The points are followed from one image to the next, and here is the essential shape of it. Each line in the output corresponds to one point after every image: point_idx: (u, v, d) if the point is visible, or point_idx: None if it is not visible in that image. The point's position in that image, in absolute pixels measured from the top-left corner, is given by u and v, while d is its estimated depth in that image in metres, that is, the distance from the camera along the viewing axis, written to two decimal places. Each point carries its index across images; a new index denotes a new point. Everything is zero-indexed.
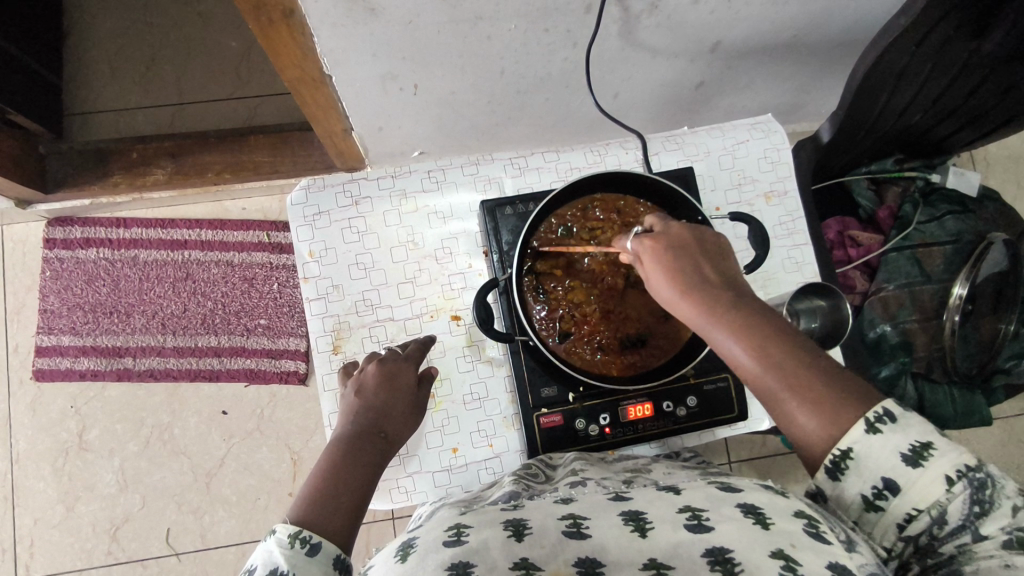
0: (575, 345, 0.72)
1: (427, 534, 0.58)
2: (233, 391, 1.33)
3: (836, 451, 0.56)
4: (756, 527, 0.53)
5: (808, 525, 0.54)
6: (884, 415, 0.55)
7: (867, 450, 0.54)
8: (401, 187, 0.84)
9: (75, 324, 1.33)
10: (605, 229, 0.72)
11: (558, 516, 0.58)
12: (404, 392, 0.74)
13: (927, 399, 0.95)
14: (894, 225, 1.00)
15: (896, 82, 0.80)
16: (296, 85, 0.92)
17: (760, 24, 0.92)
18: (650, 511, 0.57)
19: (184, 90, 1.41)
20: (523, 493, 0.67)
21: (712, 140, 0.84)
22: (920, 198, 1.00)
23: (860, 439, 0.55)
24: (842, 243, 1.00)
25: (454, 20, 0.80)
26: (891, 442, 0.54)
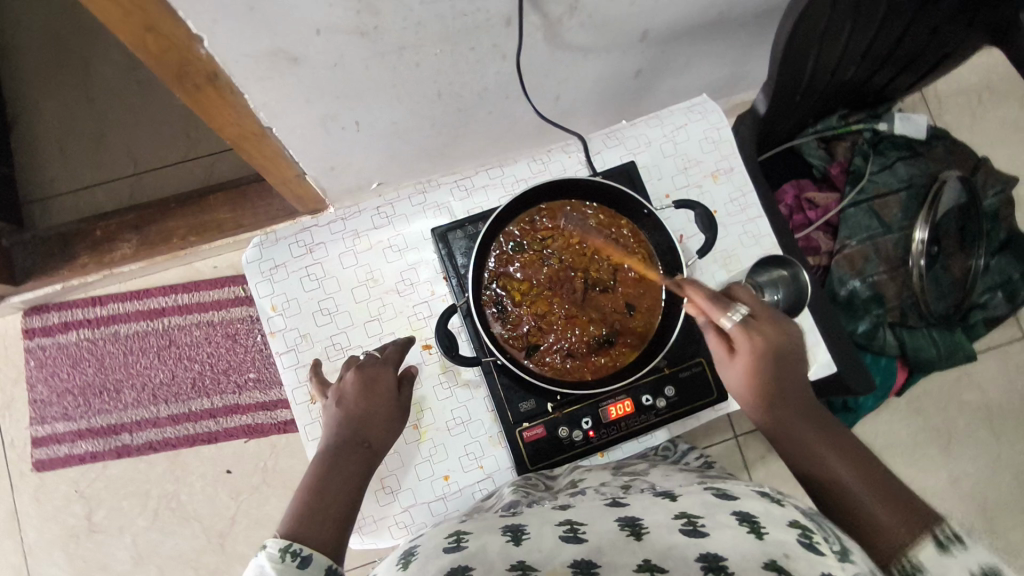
0: (544, 356, 0.71)
1: (426, 542, 0.60)
2: (234, 448, 1.33)
3: (905, 562, 0.56)
4: (750, 535, 0.54)
5: (803, 535, 0.55)
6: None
7: (941, 568, 0.53)
8: (352, 227, 0.84)
9: (67, 410, 1.34)
10: (555, 237, 0.72)
11: (556, 522, 0.59)
12: (382, 399, 0.73)
13: (908, 346, 0.95)
14: (849, 180, 1.01)
15: (823, 44, 0.81)
16: (239, 143, 0.93)
17: (682, 7, 0.93)
18: (645, 517, 0.58)
19: (136, 159, 1.42)
20: (523, 500, 0.68)
21: (651, 130, 0.84)
22: (869, 149, 1.02)
23: (934, 558, 0.54)
24: (800, 207, 1.02)
25: (378, 54, 0.81)
26: (963, 562, 0.52)
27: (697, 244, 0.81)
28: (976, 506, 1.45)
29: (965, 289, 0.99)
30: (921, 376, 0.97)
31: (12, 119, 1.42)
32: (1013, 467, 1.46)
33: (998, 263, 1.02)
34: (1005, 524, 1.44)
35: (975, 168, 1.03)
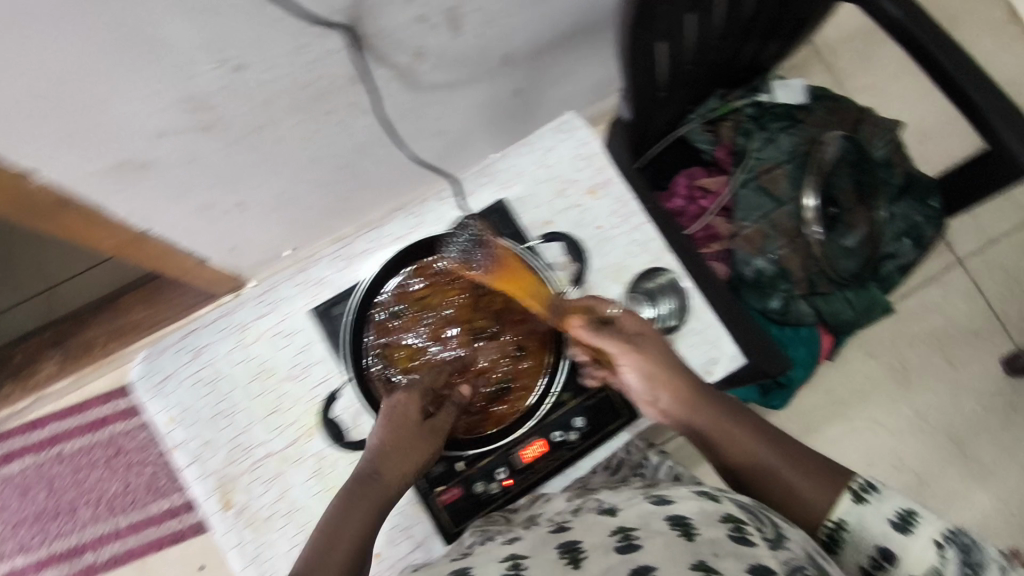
0: (436, 413, 0.78)
1: None
2: (202, 543, 1.30)
3: (829, 523, 0.69)
4: (680, 539, 0.56)
5: (731, 530, 0.57)
6: (869, 489, 0.69)
7: (859, 517, 0.68)
8: (236, 326, 0.89)
9: (25, 541, 1.30)
10: (430, 297, 0.82)
11: (499, 559, 0.60)
12: (406, 443, 0.74)
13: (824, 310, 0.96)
14: (736, 161, 1.02)
15: (668, 39, 0.79)
16: (124, 252, 0.92)
17: (533, 26, 0.93)
18: (583, 539, 0.60)
19: (49, 274, 1.44)
20: (480, 540, 0.70)
21: (522, 159, 0.88)
22: (752, 125, 1.02)
23: (851, 508, 0.68)
24: (693, 195, 1.02)
25: (230, 140, 0.80)
26: (880, 510, 0.67)
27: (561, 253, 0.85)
28: (947, 438, 1.46)
29: (875, 244, 1.00)
30: (845, 338, 0.98)
31: None
32: (974, 391, 1.48)
33: (901, 210, 1.03)
34: (976, 446, 1.46)
35: (858, 122, 1.04)
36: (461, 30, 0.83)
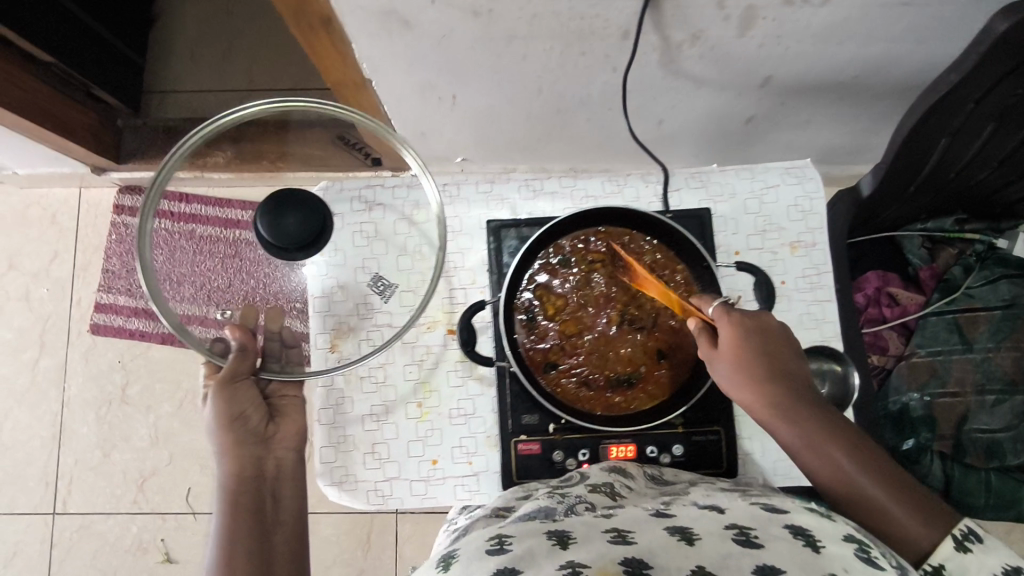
0: (559, 377, 0.68)
1: (467, 543, 0.54)
2: None
3: (926, 564, 0.52)
4: (805, 548, 0.49)
5: (858, 550, 0.50)
6: (971, 532, 0.53)
7: (960, 567, 0.52)
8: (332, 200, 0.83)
9: (131, 287, 1.42)
10: (604, 262, 0.69)
11: (602, 529, 0.53)
12: (788, 368, 0.61)
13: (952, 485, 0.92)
14: (939, 288, 0.96)
15: (953, 140, 0.74)
16: (338, 87, 0.94)
17: (817, 63, 0.86)
18: (577, 529, 0.53)
19: (255, 78, 1.45)
20: (556, 507, 0.59)
21: (739, 182, 0.79)
22: (975, 262, 0.96)
23: (951, 555, 0.52)
24: (879, 300, 0.97)
25: (486, 36, 0.78)
26: (985, 564, 0.51)
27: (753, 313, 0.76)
28: None
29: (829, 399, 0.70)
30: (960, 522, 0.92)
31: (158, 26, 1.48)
32: None
33: None
34: None
35: None
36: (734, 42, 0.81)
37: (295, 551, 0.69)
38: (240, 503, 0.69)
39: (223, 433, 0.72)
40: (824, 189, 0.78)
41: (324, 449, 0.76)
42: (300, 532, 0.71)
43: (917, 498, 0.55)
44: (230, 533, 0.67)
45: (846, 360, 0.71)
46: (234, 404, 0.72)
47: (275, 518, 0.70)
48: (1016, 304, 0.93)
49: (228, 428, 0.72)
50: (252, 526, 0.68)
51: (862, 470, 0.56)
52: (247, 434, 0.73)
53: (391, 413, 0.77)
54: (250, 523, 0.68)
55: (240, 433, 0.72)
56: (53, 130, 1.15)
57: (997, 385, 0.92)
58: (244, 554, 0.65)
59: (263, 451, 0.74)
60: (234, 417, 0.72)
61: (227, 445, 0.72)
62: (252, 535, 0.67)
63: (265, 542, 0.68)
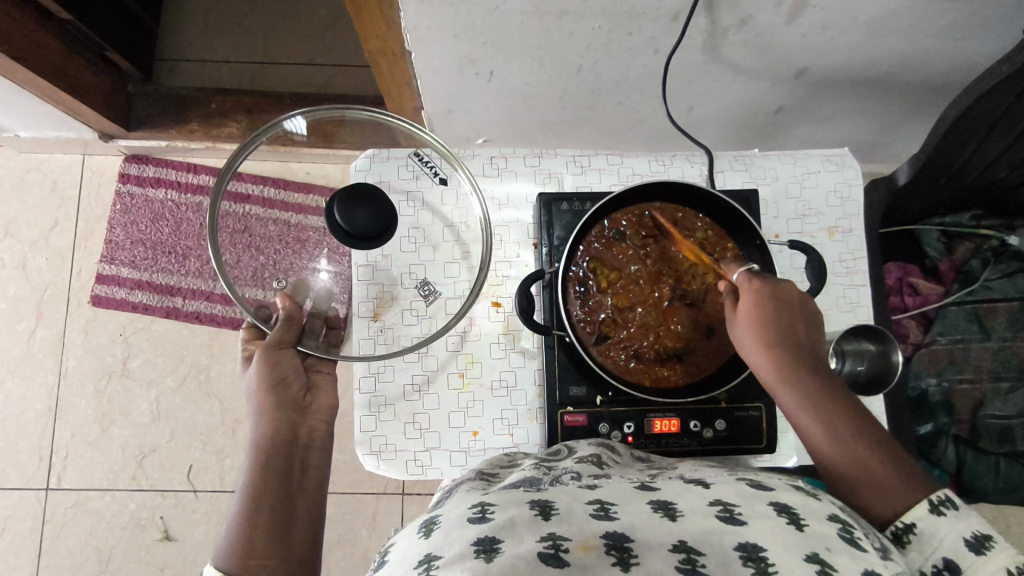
0: (610, 348, 0.69)
1: (450, 510, 0.50)
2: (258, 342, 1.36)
3: (898, 522, 0.53)
4: (790, 527, 0.44)
5: (842, 530, 0.45)
6: (947, 499, 0.53)
7: (931, 527, 0.52)
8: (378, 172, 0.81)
9: (135, 258, 1.38)
10: (658, 237, 0.71)
11: (585, 498, 0.49)
12: (802, 339, 0.63)
13: (967, 468, 0.96)
14: (958, 280, 1.02)
15: (988, 133, 0.78)
16: (375, 57, 0.91)
17: (852, 56, 0.89)
18: (559, 500, 0.48)
19: (270, 50, 1.42)
20: (543, 480, 0.56)
21: (782, 166, 0.81)
22: (992, 256, 1.01)
23: (924, 516, 0.52)
24: (901, 289, 1.03)
25: (539, 10, 0.78)
26: (954, 527, 0.52)
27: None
28: None
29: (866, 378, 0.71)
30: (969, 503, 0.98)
31: None
32: None
33: None
34: None
35: None
36: (779, 32, 0.83)
37: (315, 518, 0.65)
38: (268, 471, 0.64)
39: (264, 395, 0.69)
40: (863, 177, 0.81)
41: (364, 418, 0.75)
42: (320, 505, 0.67)
43: (903, 465, 0.56)
44: (258, 493, 0.62)
45: (887, 340, 0.70)
46: (277, 370, 0.70)
47: (301, 485, 0.66)
48: None
49: (268, 391, 0.69)
50: (278, 487, 0.64)
51: (862, 434, 0.57)
52: (286, 400, 0.70)
53: (433, 383, 0.77)
54: (277, 484, 0.64)
55: (275, 400, 0.69)
56: (66, 90, 1.11)
57: (1012, 373, 0.97)
58: (267, 514, 0.61)
59: (297, 419, 0.70)
60: (276, 379, 0.70)
61: (265, 408, 0.69)
62: (280, 495, 0.63)
63: (291, 504, 0.63)
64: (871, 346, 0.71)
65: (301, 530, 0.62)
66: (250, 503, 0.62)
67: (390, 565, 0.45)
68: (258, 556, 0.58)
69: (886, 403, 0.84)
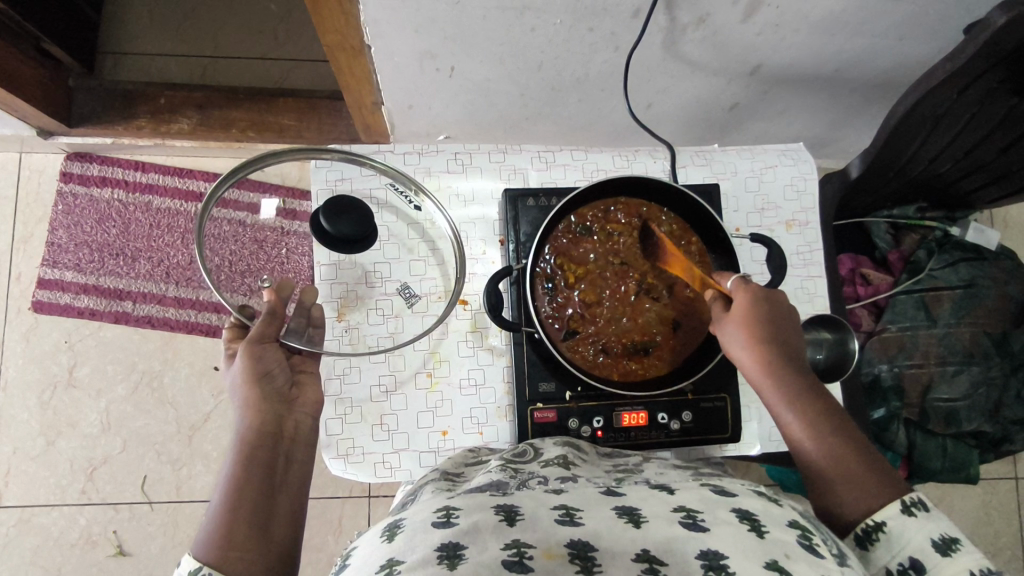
0: (579, 344, 0.70)
1: (414, 514, 0.49)
2: (214, 346, 1.31)
3: (870, 521, 0.56)
4: (750, 534, 0.45)
5: (802, 536, 0.46)
6: (918, 502, 0.56)
7: (901, 527, 0.55)
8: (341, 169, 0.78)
9: (80, 261, 1.32)
10: (624, 233, 0.71)
11: (550, 503, 0.48)
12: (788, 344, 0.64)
13: (916, 449, 1.01)
14: (906, 269, 1.07)
15: (932, 128, 0.81)
16: (334, 52, 0.88)
17: (805, 54, 0.91)
18: (524, 504, 0.48)
19: (220, 44, 1.37)
20: (510, 482, 0.56)
21: (741, 161, 0.83)
22: (936, 246, 1.07)
23: (894, 515, 0.55)
24: (853, 279, 1.09)
25: (500, 6, 0.78)
26: (925, 528, 0.54)
27: (756, 284, 0.80)
28: None
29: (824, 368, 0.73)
30: (919, 482, 1.03)
31: None
32: None
33: None
34: None
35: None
36: (736, 31, 0.84)
37: (298, 511, 0.59)
38: (252, 464, 0.58)
39: (249, 389, 0.62)
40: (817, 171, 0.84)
41: (330, 421, 0.74)
42: (303, 501, 0.60)
43: (878, 469, 0.59)
44: (240, 486, 0.57)
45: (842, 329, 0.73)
46: (260, 363, 0.64)
47: (284, 479, 0.60)
48: (976, 285, 1.03)
49: (253, 383, 0.63)
50: (261, 479, 0.58)
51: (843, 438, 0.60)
52: (273, 392, 0.64)
53: (401, 384, 0.75)
54: (260, 475, 0.58)
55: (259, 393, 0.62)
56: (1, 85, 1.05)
57: (957, 357, 1.00)
58: (249, 507, 0.55)
59: (284, 411, 0.64)
60: (261, 374, 0.63)
61: (250, 400, 0.62)
62: (262, 487, 0.57)
63: (273, 498, 0.58)
64: (828, 334, 0.73)
65: (282, 526, 0.57)
66: (230, 496, 0.56)
67: (352, 568, 0.45)
68: (238, 548, 0.52)
69: (844, 389, 0.87)
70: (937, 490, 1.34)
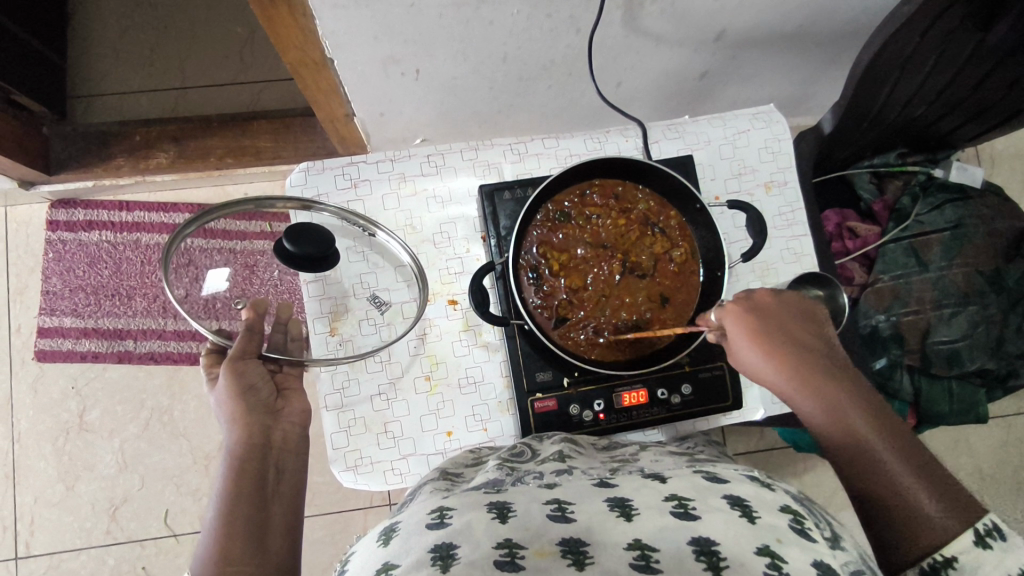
0: (570, 330, 0.70)
1: (409, 516, 0.50)
2: None
3: (938, 555, 0.52)
4: (741, 520, 0.45)
5: (793, 521, 0.47)
6: (994, 529, 0.51)
7: (973, 562, 0.50)
8: (316, 185, 0.78)
9: (77, 306, 1.32)
10: (603, 214, 0.71)
11: (542, 500, 0.49)
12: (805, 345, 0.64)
13: (922, 394, 1.01)
14: (893, 218, 1.07)
15: (900, 73, 0.81)
16: (298, 70, 0.88)
17: (766, 14, 0.91)
18: (517, 502, 0.49)
19: (189, 75, 1.37)
20: (506, 480, 0.57)
21: (713, 130, 0.83)
22: (920, 191, 1.07)
23: (967, 549, 0.51)
24: (840, 234, 1.10)
25: (455, 4, 0.78)
26: (1001, 562, 0.50)
27: (740, 250, 0.80)
28: None
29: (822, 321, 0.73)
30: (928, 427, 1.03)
31: (71, 26, 1.38)
32: None
33: None
34: None
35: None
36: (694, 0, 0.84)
37: (292, 524, 0.62)
38: (243, 480, 0.61)
39: (232, 404, 0.64)
40: (790, 130, 0.83)
41: (335, 435, 0.74)
42: (297, 514, 0.64)
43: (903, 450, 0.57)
44: (234, 502, 0.59)
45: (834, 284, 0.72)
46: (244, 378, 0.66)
47: (275, 491, 0.63)
48: (965, 224, 1.02)
49: (237, 398, 0.64)
50: (253, 493, 0.61)
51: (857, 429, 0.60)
52: (257, 404, 0.66)
53: (400, 390, 0.76)
54: (253, 491, 0.61)
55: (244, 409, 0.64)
56: None
57: (953, 299, 1.00)
58: (242, 523, 0.58)
59: (271, 422, 0.66)
60: (244, 387, 0.65)
61: (235, 415, 0.64)
62: (253, 505, 0.60)
63: (266, 511, 0.60)
64: (820, 291, 0.73)
65: (279, 538, 0.59)
66: (223, 512, 0.59)
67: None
68: (236, 563, 0.55)
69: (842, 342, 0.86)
70: (952, 433, 1.35)
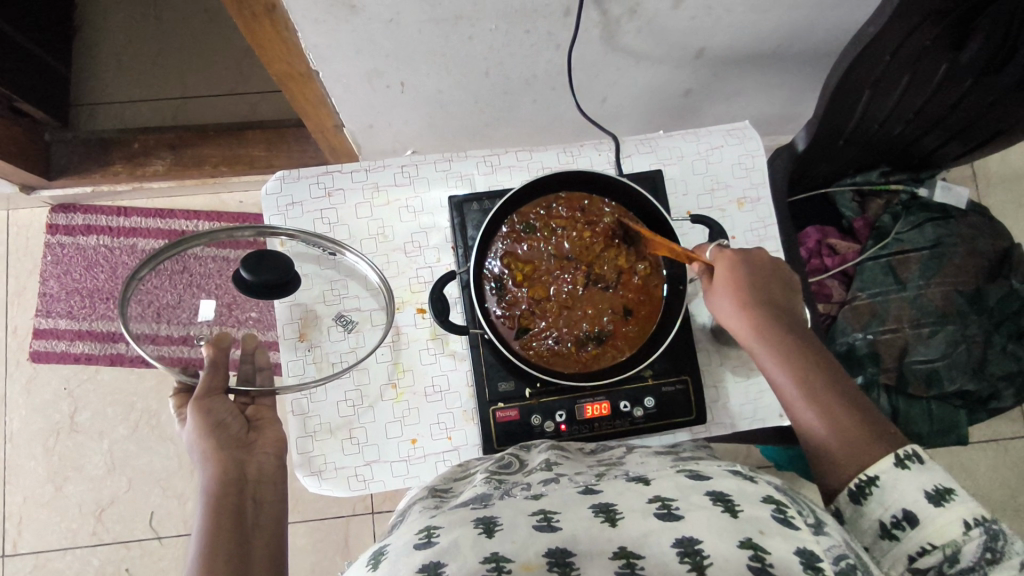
0: (532, 340, 0.71)
1: (397, 539, 0.50)
2: None
3: (861, 475, 0.55)
4: (724, 515, 0.46)
5: (775, 510, 0.46)
6: (914, 453, 0.55)
7: (893, 480, 0.54)
8: (291, 194, 0.80)
9: (72, 309, 1.35)
10: (568, 226, 0.72)
11: (528, 511, 0.49)
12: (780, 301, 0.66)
13: (901, 414, 1.00)
14: (874, 235, 1.07)
15: (872, 92, 0.81)
16: (283, 80, 0.90)
17: (744, 32, 0.92)
18: (502, 515, 0.49)
19: (188, 85, 1.41)
20: (494, 494, 0.56)
21: (686, 145, 0.83)
22: (902, 209, 1.06)
23: (887, 469, 0.55)
24: (820, 251, 1.09)
25: (434, 19, 0.80)
26: (918, 480, 0.54)
27: None
28: None
29: None
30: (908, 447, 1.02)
31: (77, 35, 1.42)
32: None
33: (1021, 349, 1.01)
34: None
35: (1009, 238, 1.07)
36: (671, 18, 0.85)
37: (276, 549, 0.61)
38: (220, 512, 0.60)
39: (202, 441, 0.64)
40: (764, 147, 0.84)
41: (300, 440, 0.75)
42: (281, 543, 0.62)
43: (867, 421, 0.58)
44: (213, 534, 0.58)
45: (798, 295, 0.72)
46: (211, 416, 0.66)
47: (254, 521, 0.62)
48: (947, 244, 1.01)
49: (207, 435, 0.64)
50: (232, 525, 0.59)
51: (812, 376, 0.61)
52: (228, 440, 0.65)
53: (366, 397, 0.77)
54: (231, 523, 0.60)
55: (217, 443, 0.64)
56: None
57: (932, 318, 0.99)
58: (224, 557, 0.57)
59: (244, 455, 0.65)
60: (213, 425, 0.65)
61: (207, 451, 0.63)
62: (235, 536, 0.59)
63: (248, 544, 0.59)
64: None
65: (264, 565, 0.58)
66: (205, 547, 0.57)
67: None
68: None
69: None
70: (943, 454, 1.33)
